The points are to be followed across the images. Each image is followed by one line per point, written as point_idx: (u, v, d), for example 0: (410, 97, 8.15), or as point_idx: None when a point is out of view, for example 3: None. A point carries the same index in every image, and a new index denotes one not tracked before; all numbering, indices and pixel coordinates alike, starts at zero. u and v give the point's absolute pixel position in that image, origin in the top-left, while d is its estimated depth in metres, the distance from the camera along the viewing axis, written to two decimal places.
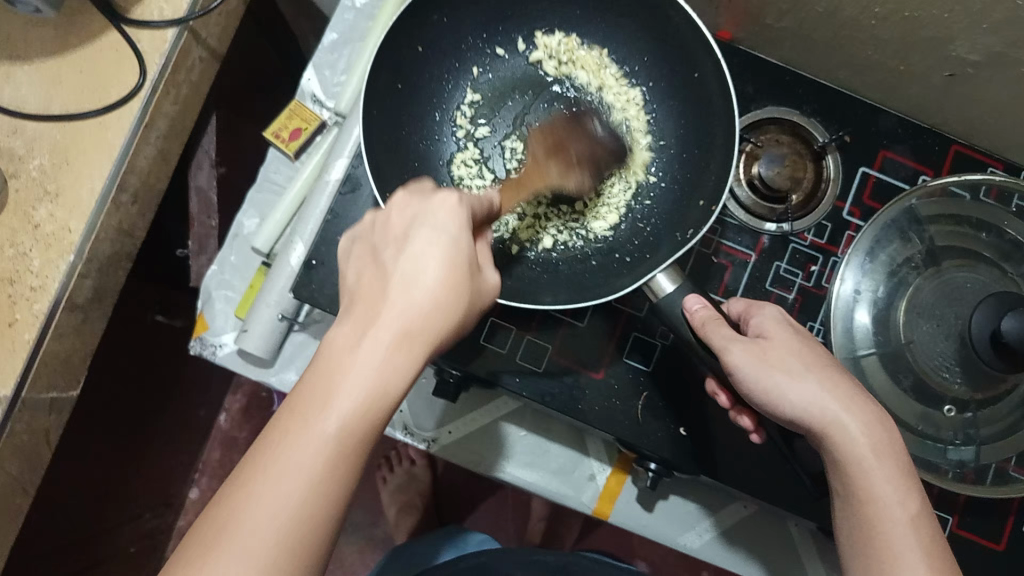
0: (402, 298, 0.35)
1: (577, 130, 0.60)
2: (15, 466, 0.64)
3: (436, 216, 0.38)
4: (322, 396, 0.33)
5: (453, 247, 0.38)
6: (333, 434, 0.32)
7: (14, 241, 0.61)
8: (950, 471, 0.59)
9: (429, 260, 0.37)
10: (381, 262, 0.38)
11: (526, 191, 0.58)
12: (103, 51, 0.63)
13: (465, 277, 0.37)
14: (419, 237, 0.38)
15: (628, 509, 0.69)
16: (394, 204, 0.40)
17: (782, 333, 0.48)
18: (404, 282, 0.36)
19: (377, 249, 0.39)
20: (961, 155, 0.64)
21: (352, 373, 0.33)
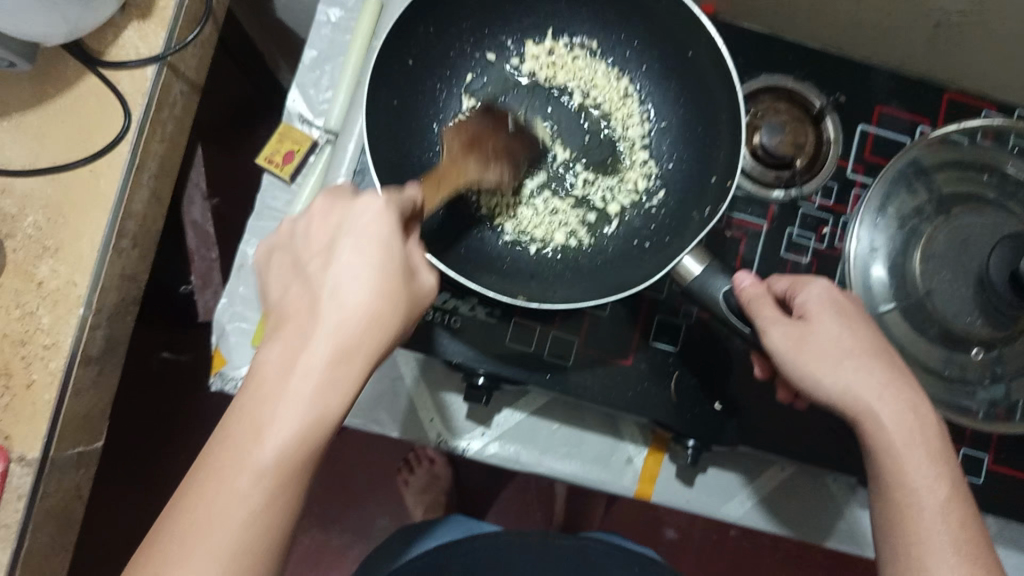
0: (333, 318, 0.36)
1: (494, 126, 0.57)
2: (51, 528, 0.63)
3: (356, 216, 0.39)
4: (255, 427, 0.34)
5: (383, 253, 0.38)
6: (274, 459, 0.34)
7: (20, 302, 0.59)
8: (981, 412, 0.59)
9: (353, 268, 0.37)
10: (309, 278, 0.38)
11: (446, 190, 0.52)
12: (83, 98, 0.61)
13: (398, 283, 0.38)
14: (345, 245, 0.38)
15: (670, 487, 0.70)
16: (317, 211, 0.41)
17: (825, 316, 0.48)
18: (330, 299, 0.37)
19: (300, 261, 0.40)
20: (953, 102, 0.65)
21: (278, 404, 0.34)
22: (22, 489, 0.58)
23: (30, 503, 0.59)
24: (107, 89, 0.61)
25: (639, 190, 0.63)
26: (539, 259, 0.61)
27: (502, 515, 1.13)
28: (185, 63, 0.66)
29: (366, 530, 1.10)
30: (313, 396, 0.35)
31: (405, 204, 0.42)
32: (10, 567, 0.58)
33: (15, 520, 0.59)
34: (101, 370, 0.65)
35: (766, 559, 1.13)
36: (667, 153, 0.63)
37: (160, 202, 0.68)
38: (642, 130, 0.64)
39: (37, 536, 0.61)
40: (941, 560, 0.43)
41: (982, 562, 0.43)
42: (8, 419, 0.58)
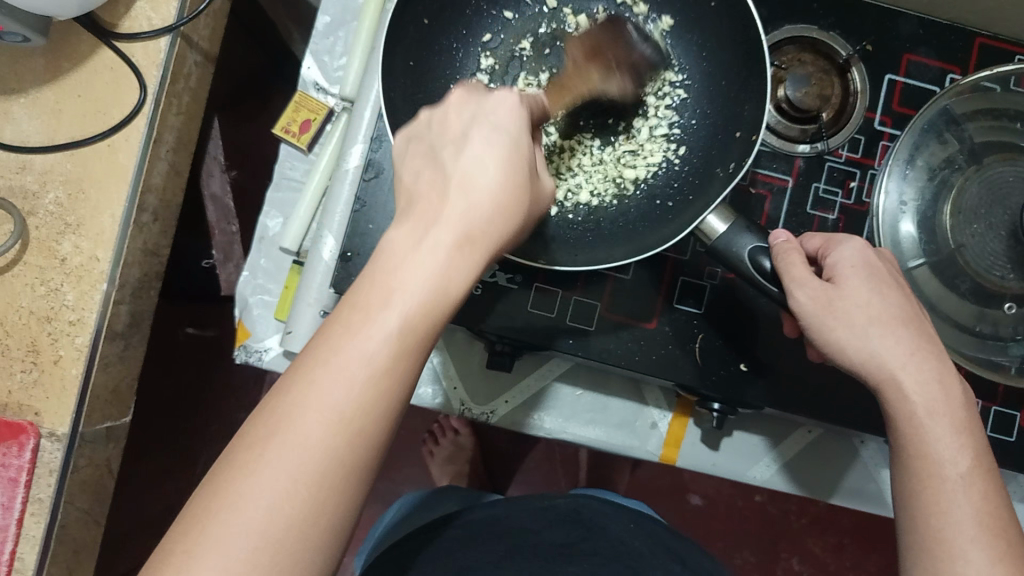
0: (464, 199, 0.35)
1: (613, 30, 0.55)
2: (85, 501, 0.64)
3: (493, 113, 0.39)
4: (330, 357, 0.32)
5: (513, 149, 0.38)
6: (346, 400, 0.31)
7: (44, 278, 0.59)
8: (1013, 368, 0.58)
9: (483, 158, 0.37)
10: (440, 162, 0.37)
11: (570, 97, 0.55)
12: (98, 71, 0.61)
13: (523, 185, 0.37)
14: (478, 137, 0.38)
15: (694, 451, 0.70)
16: (452, 103, 0.40)
17: (856, 280, 0.47)
18: (461, 184, 0.36)
19: (433, 147, 0.39)
20: (986, 47, 0.63)
21: (396, 280, 0.33)
22: (53, 464, 0.59)
23: (62, 477, 0.60)
24: (120, 61, 0.61)
25: (662, 147, 0.62)
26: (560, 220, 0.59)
27: (527, 484, 1.13)
28: (198, 33, 0.66)
29: (393, 498, 1.11)
30: (436, 268, 0.33)
31: (529, 105, 0.42)
32: (44, 541, 0.60)
33: (47, 495, 0.60)
34: (127, 344, 0.65)
35: (792, 522, 1.13)
36: (690, 106, 0.61)
37: (180, 175, 0.68)
38: (667, 84, 0.62)
39: (71, 509, 0.61)
40: (960, 533, 0.42)
41: (1004, 536, 0.42)
42: (37, 395, 0.59)
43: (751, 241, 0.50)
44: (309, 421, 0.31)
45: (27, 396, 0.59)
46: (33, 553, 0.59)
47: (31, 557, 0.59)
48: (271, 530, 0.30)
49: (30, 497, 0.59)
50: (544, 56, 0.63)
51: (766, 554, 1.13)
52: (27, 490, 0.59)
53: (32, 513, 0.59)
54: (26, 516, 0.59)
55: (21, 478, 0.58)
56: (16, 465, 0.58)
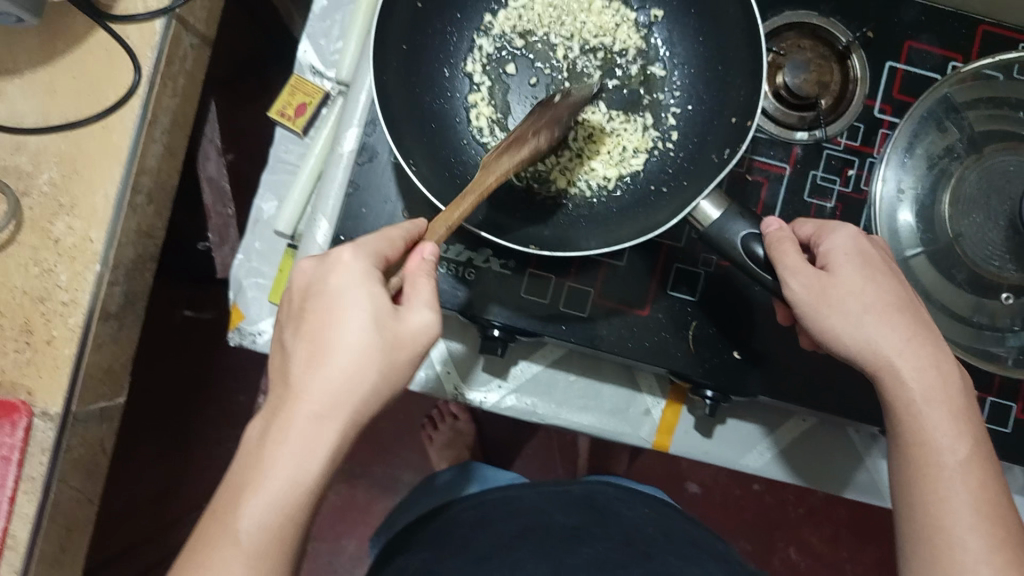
0: (330, 369, 0.41)
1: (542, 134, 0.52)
2: (78, 481, 0.63)
3: (337, 279, 0.43)
4: (273, 473, 0.39)
5: (374, 309, 0.43)
6: (284, 502, 0.39)
7: (37, 258, 0.59)
8: (1011, 359, 0.57)
9: (338, 332, 0.42)
10: (286, 341, 0.44)
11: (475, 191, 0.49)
12: (94, 52, 0.61)
13: (394, 339, 0.43)
14: (325, 304, 0.43)
15: (688, 438, 0.69)
16: (341, 258, 0.44)
17: (849, 268, 0.47)
18: (321, 362, 0.41)
19: (284, 325, 0.45)
20: (988, 34, 0.63)
21: (281, 450, 0.39)
22: (45, 443, 0.59)
23: (54, 457, 0.59)
24: (116, 44, 0.61)
25: (654, 131, 0.62)
26: (551, 208, 0.60)
27: (525, 472, 1.13)
28: (194, 15, 0.65)
29: (392, 485, 1.11)
30: (318, 426, 0.40)
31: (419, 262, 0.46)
32: (37, 518, 0.59)
33: (40, 474, 0.59)
34: (120, 325, 0.64)
35: (790, 512, 1.13)
36: (684, 92, 0.62)
37: (175, 157, 0.67)
38: (662, 69, 0.63)
39: (63, 489, 0.61)
40: (958, 519, 0.41)
41: (1002, 523, 0.42)
42: (31, 374, 0.58)
43: (744, 228, 0.50)
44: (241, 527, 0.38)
45: (20, 373, 0.58)
46: (25, 531, 0.58)
47: (23, 534, 0.58)
48: None
49: (22, 475, 0.58)
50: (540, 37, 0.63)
51: (763, 544, 1.12)
52: (19, 468, 0.58)
53: (25, 491, 0.58)
54: (17, 495, 0.58)
55: (14, 456, 0.57)
56: (9, 444, 0.57)
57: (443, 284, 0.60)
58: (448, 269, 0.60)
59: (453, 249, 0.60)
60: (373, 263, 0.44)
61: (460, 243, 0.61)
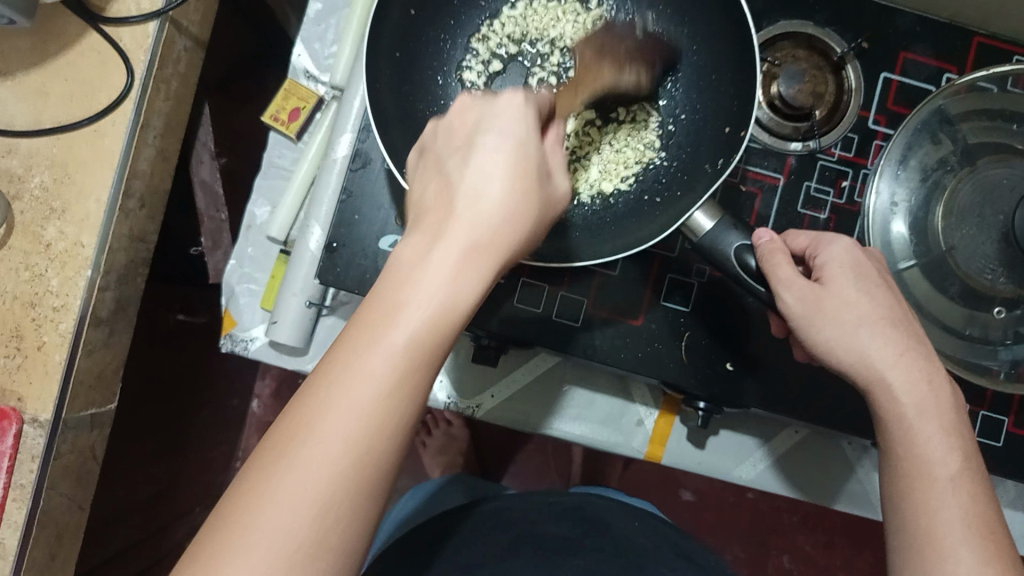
0: (471, 206, 0.34)
1: (612, 32, 0.57)
2: (69, 487, 0.62)
3: (498, 121, 0.37)
4: (388, 307, 0.32)
5: (520, 149, 0.36)
6: (402, 346, 0.31)
7: (28, 263, 0.59)
8: (1002, 372, 0.58)
9: (491, 168, 0.35)
10: (445, 172, 0.37)
11: (581, 93, 0.56)
12: (86, 55, 0.60)
13: (534, 187, 0.36)
14: (486, 142, 0.37)
15: (679, 449, 0.69)
16: (456, 111, 0.39)
17: (842, 280, 0.47)
18: (470, 191, 0.35)
19: (438, 159, 0.38)
20: (983, 46, 0.63)
21: (414, 285, 0.32)
22: (36, 450, 0.58)
23: (45, 463, 0.59)
24: (108, 47, 0.60)
25: (649, 139, 0.62)
26: (543, 217, 0.60)
27: (520, 476, 1.13)
28: (188, 18, 0.65)
29: None
30: (439, 280, 0.32)
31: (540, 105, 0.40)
32: (26, 525, 0.59)
33: (31, 479, 0.59)
34: (112, 331, 0.64)
35: (785, 519, 1.13)
36: (679, 100, 0.61)
37: (168, 161, 0.67)
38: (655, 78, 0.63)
39: (54, 495, 0.61)
40: (949, 535, 0.41)
41: (992, 540, 0.41)
42: (21, 380, 0.58)
43: (737, 238, 0.50)
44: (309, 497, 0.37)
45: (11, 379, 0.58)
46: (14, 538, 0.58)
47: (12, 542, 0.58)
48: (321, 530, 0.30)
49: (12, 481, 0.58)
50: (532, 50, 0.63)
51: (757, 551, 1.12)
52: (9, 474, 0.58)
53: (14, 498, 0.58)
54: (7, 501, 0.58)
55: (3, 463, 0.57)
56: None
57: None
58: None
59: None
60: (538, 115, 0.38)
61: None
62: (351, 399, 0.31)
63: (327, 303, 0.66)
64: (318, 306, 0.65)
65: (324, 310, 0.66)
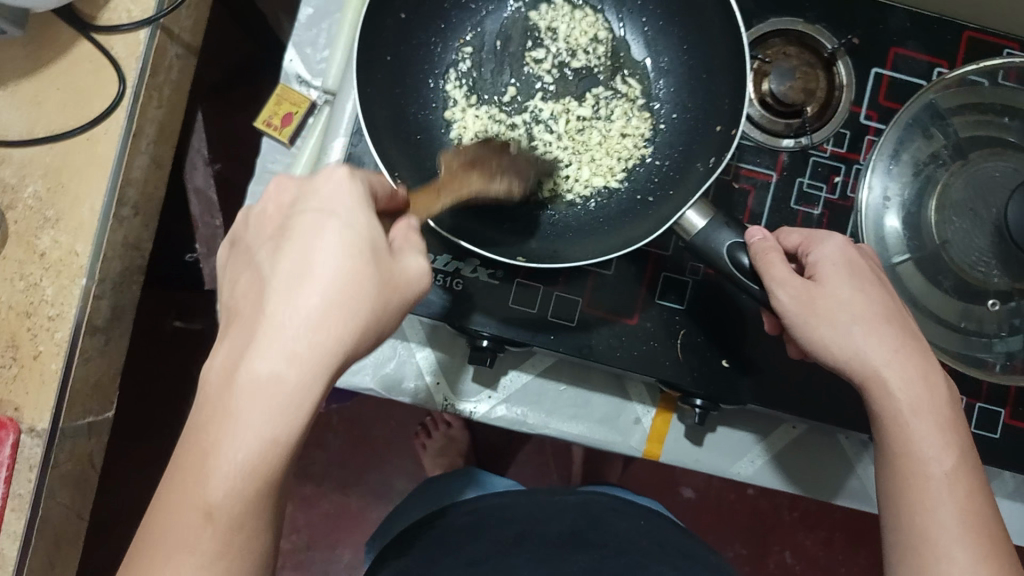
0: (290, 308, 0.34)
1: (492, 154, 0.51)
2: (67, 496, 0.62)
3: (319, 194, 0.37)
4: (222, 419, 0.33)
5: (348, 231, 0.36)
6: (246, 448, 0.33)
7: (23, 272, 0.59)
8: (998, 364, 0.58)
9: (323, 248, 0.35)
10: (258, 264, 0.36)
11: (442, 197, 0.48)
12: (77, 64, 0.60)
13: (365, 264, 0.36)
14: (307, 225, 0.36)
15: (677, 446, 0.69)
16: (270, 193, 0.39)
17: (836, 278, 0.47)
18: (294, 283, 0.34)
19: (251, 250, 0.38)
20: (974, 40, 0.63)
21: (239, 410, 0.33)
22: (33, 459, 0.58)
23: (43, 472, 0.59)
24: (100, 55, 0.60)
25: (644, 137, 0.62)
26: (534, 217, 0.60)
27: (519, 477, 1.13)
28: (179, 25, 0.65)
29: (385, 492, 1.11)
30: (267, 394, 0.33)
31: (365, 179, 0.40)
32: (25, 535, 0.58)
33: (29, 489, 0.58)
34: (108, 339, 0.64)
35: (784, 515, 1.13)
36: (671, 100, 0.62)
37: (161, 168, 0.67)
38: (648, 78, 0.63)
39: (52, 504, 0.60)
40: (944, 532, 0.41)
41: (987, 535, 0.42)
42: (17, 389, 0.58)
43: (729, 237, 0.49)
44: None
45: (7, 389, 0.58)
46: (13, 548, 0.58)
47: (11, 551, 0.58)
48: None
49: (10, 491, 0.58)
50: (527, 45, 0.63)
51: (757, 548, 1.13)
52: (7, 485, 0.58)
53: (13, 508, 0.58)
54: (5, 511, 0.58)
55: (1, 473, 0.57)
56: None
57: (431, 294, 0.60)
58: (436, 281, 0.60)
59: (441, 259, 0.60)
60: (364, 187, 0.38)
61: (447, 253, 0.60)
62: (214, 469, 0.32)
63: None
64: None
65: None
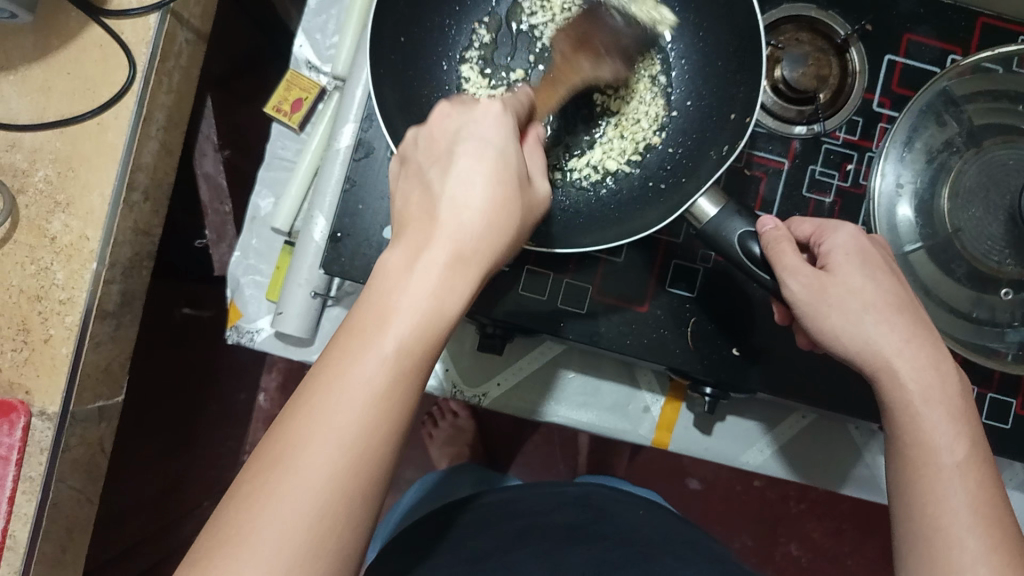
0: (455, 220, 0.35)
1: (596, 24, 0.60)
2: (78, 480, 0.63)
3: (478, 127, 0.38)
4: (378, 321, 0.33)
5: (500, 157, 0.37)
6: (391, 354, 0.33)
7: (34, 256, 0.59)
8: (1010, 354, 0.57)
9: (472, 173, 0.36)
10: (427, 182, 0.37)
11: (562, 87, 0.57)
12: (87, 48, 0.60)
13: (517, 194, 0.37)
14: (465, 153, 0.37)
15: (687, 435, 0.69)
16: (438, 117, 0.39)
17: (848, 267, 0.46)
18: (453, 205, 0.35)
19: (421, 169, 0.38)
20: (988, 27, 0.62)
21: (401, 293, 0.34)
22: (45, 443, 0.59)
23: (54, 456, 0.59)
24: (110, 39, 0.60)
25: (655, 125, 0.62)
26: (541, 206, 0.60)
27: (526, 466, 1.13)
28: (189, 10, 0.65)
29: (393, 481, 1.11)
30: (426, 300, 0.34)
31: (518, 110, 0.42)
32: (37, 518, 0.59)
33: (40, 473, 0.59)
34: (118, 324, 0.64)
35: (792, 507, 1.13)
36: (685, 87, 0.62)
37: (171, 155, 0.67)
38: (663, 64, 0.63)
39: (63, 488, 0.61)
40: (956, 521, 0.41)
41: (1000, 524, 0.41)
42: (29, 373, 0.58)
43: (741, 226, 0.49)
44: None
45: (19, 373, 0.58)
46: (25, 530, 0.59)
47: (23, 534, 0.58)
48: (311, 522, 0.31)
49: (22, 475, 0.58)
50: (536, 30, 0.63)
51: (764, 539, 1.12)
52: (18, 468, 0.58)
53: (24, 491, 0.58)
54: (16, 495, 0.58)
55: (12, 457, 0.58)
56: (7, 444, 0.57)
57: None
58: None
59: None
60: (516, 122, 0.39)
61: None
62: (337, 400, 0.32)
63: (332, 294, 0.65)
64: (323, 297, 0.65)
65: (329, 301, 0.66)
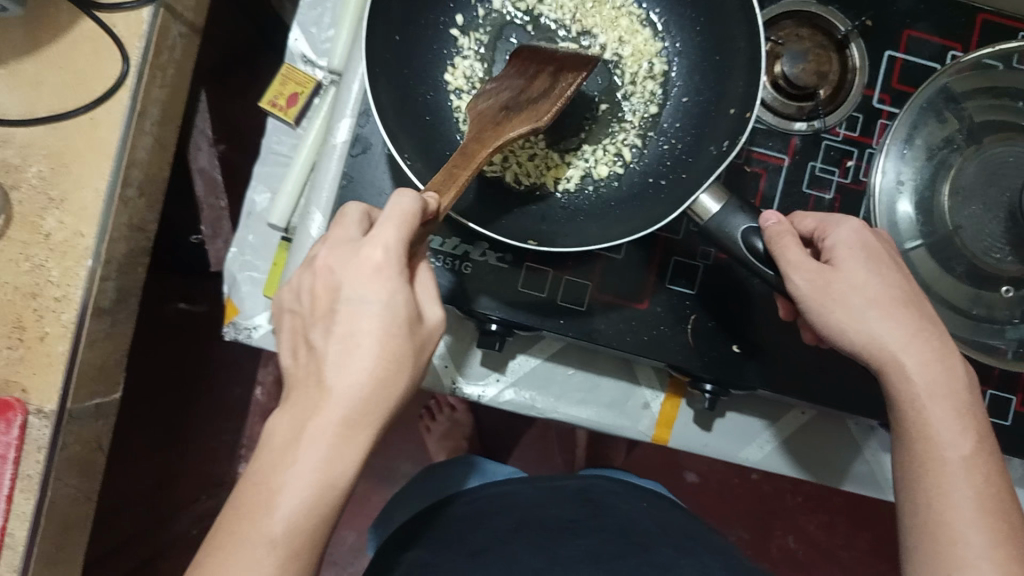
0: (343, 381, 0.39)
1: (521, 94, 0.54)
2: (74, 480, 0.62)
3: (358, 288, 0.41)
4: (267, 496, 0.38)
5: (390, 317, 0.41)
6: (281, 533, 0.37)
7: (27, 253, 0.58)
8: (1010, 352, 0.57)
9: (360, 334, 0.40)
10: (312, 345, 0.42)
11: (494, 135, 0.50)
12: (79, 43, 0.60)
13: (403, 343, 0.41)
14: (344, 310, 0.41)
15: (686, 432, 0.69)
16: (319, 268, 0.43)
17: (853, 262, 0.46)
18: (335, 368, 0.40)
19: (307, 328, 0.43)
20: (987, 23, 0.62)
21: (291, 469, 0.38)
22: (41, 441, 0.58)
23: (49, 454, 0.58)
24: (103, 34, 0.60)
25: (650, 123, 0.62)
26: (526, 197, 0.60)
27: (523, 461, 1.13)
28: (182, 4, 0.64)
29: (389, 476, 1.10)
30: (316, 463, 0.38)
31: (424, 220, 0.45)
32: (34, 517, 0.58)
33: (37, 471, 0.58)
34: (113, 322, 0.63)
35: (787, 500, 1.13)
36: (681, 85, 0.62)
37: (165, 150, 0.66)
38: (663, 59, 0.63)
39: (59, 487, 0.60)
40: (961, 516, 0.41)
41: (1005, 519, 0.41)
42: (24, 372, 0.58)
43: (743, 221, 0.49)
44: (290, 503, 0.38)
45: (14, 372, 0.58)
46: (24, 530, 0.58)
47: (21, 534, 0.58)
48: (279, 554, 0.37)
49: (19, 474, 0.58)
50: (535, 25, 0.63)
51: (760, 532, 1.13)
52: (15, 467, 0.57)
53: (22, 490, 0.58)
54: (14, 493, 0.57)
55: (10, 455, 0.56)
56: (3, 442, 0.56)
57: (442, 278, 0.59)
58: (445, 263, 0.60)
59: (450, 242, 0.60)
60: (399, 267, 0.42)
61: (456, 236, 0.60)
62: (250, 557, 0.37)
63: None
64: None
65: None
